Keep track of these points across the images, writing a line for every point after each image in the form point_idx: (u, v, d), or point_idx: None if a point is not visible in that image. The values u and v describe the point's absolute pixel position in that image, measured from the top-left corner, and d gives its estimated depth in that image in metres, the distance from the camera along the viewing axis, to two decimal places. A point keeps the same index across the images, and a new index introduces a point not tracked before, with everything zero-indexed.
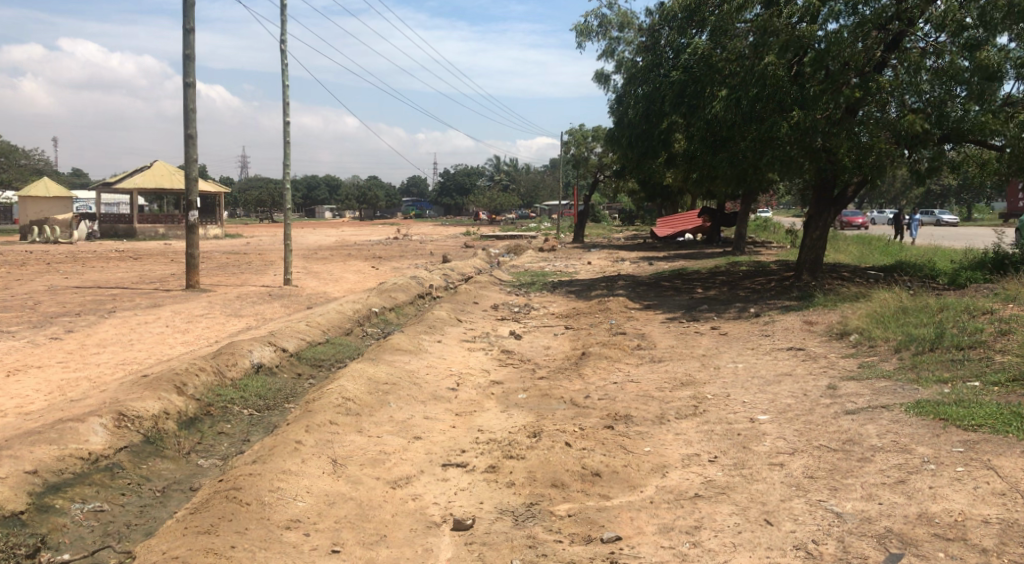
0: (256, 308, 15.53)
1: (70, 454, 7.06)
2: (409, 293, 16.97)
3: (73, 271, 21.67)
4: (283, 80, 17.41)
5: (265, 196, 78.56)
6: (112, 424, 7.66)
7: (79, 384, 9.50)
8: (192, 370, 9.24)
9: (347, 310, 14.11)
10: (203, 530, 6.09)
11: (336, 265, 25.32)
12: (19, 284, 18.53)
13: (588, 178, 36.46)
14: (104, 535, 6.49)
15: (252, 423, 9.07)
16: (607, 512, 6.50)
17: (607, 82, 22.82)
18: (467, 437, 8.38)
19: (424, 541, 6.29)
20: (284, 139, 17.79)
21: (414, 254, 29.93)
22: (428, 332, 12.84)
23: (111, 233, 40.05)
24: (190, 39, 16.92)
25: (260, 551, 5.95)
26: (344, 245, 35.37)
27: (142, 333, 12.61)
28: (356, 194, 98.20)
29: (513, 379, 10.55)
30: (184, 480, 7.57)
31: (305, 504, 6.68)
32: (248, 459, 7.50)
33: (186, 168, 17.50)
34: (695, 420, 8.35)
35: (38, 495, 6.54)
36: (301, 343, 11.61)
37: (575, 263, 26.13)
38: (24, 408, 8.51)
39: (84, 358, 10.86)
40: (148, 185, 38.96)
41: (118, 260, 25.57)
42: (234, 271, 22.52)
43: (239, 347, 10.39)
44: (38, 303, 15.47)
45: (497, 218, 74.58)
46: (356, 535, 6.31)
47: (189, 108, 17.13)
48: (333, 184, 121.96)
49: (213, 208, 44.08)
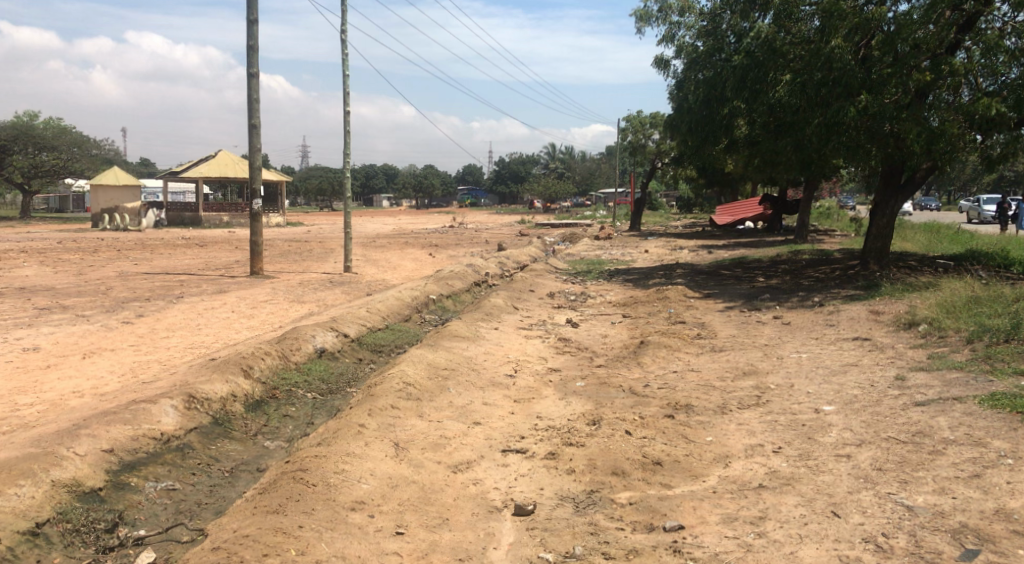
0: (317, 295, 15.77)
1: (144, 434, 7.29)
2: (466, 281, 17.12)
3: (144, 258, 22.33)
4: (344, 69, 17.66)
5: (325, 184, 79.87)
6: (183, 406, 7.92)
7: (150, 366, 9.82)
8: (258, 354, 9.50)
9: (405, 297, 14.26)
10: (272, 510, 6.21)
11: (395, 253, 25.64)
12: (93, 270, 19.22)
13: (646, 165, 36.09)
14: (177, 513, 6.69)
15: (315, 406, 9.27)
16: (669, 501, 6.46)
17: (667, 68, 22.51)
18: (527, 424, 8.41)
19: (486, 526, 6.34)
20: (345, 128, 18.06)
21: (470, 242, 30.08)
22: (485, 320, 12.92)
23: (177, 221, 41.09)
24: (254, 30, 17.24)
25: (327, 530, 6.03)
26: (401, 233, 35.84)
27: (209, 318, 12.94)
28: (413, 182, 98.95)
29: (571, 367, 10.57)
30: (252, 461, 7.78)
31: (369, 486, 6.78)
32: (313, 441, 7.66)
33: (250, 157, 17.88)
34: (759, 410, 8.23)
35: (115, 473, 6.77)
36: (361, 328, 11.81)
37: (633, 252, 25.96)
38: (99, 388, 8.83)
39: (155, 341, 11.21)
40: (213, 174, 39.86)
41: (184, 248, 26.16)
42: (297, 259, 22.91)
43: (302, 332, 10.62)
44: (110, 288, 15.98)
45: (553, 206, 74.35)
46: (419, 517, 6.40)
47: (253, 98, 17.48)
48: (390, 172, 122.86)
49: (276, 196, 45.12)
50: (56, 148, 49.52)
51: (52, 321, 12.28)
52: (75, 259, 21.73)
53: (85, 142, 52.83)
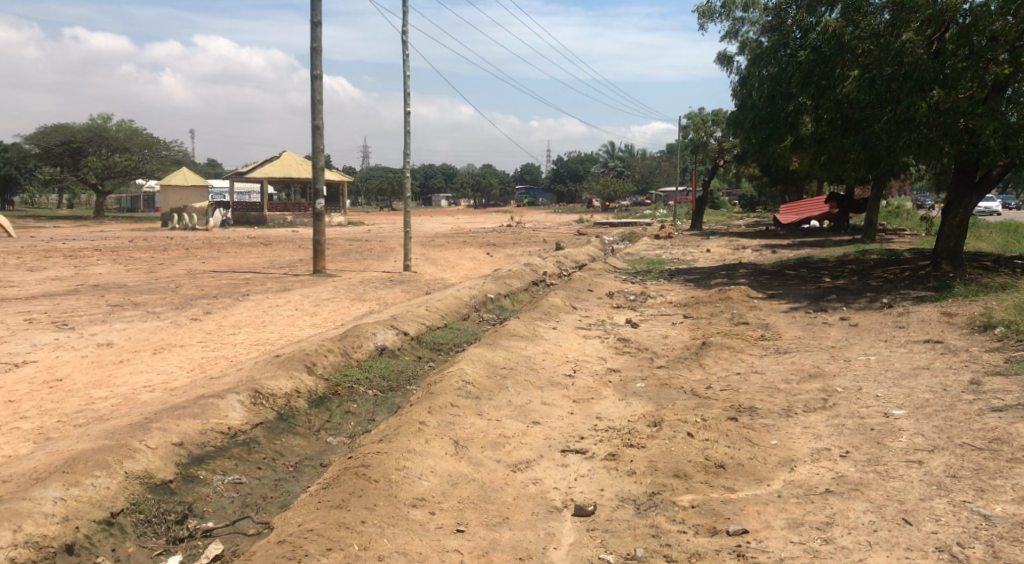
0: (377, 293, 15.95)
1: (212, 428, 7.47)
2: (524, 280, 17.12)
3: (211, 257, 22.90)
4: (405, 70, 17.84)
5: (385, 184, 80.80)
6: (249, 401, 8.10)
7: (217, 362, 10.05)
8: (321, 351, 9.65)
9: (464, 296, 14.32)
10: (335, 505, 6.29)
11: (453, 252, 25.80)
12: (162, 268, 19.79)
13: (707, 163, 35.62)
14: (244, 506, 6.84)
15: (376, 403, 9.38)
16: (732, 504, 6.36)
17: (730, 64, 22.16)
18: (586, 424, 8.37)
19: (546, 525, 6.32)
20: (405, 128, 18.24)
21: (529, 241, 30.12)
22: (543, 319, 12.90)
23: (243, 221, 42.06)
24: (317, 32, 17.52)
25: (389, 527, 6.09)
26: (460, 232, 36.10)
27: (274, 316, 13.21)
28: (472, 181, 99.46)
29: (631, 367, 10.49)
30: (315, 456, 7.91)
31: (429, 483, 6.83)
32: (375, 438, 7.75)
33: (313, 157, 18.18)
34: (825, 413, 8.05)
35: (184, 466, 6.94)
36: (420, 327, 11.90)
37: (694, 251, 25.66)
38: (169, 383, 9.09)
39: (222, 337, 11.48)
40: (277, 174, 40.68)
41: (249, 247, 26.77)
42: (358, 258, 23.24)
43: (363, 330, 10.75)
44: (178, 286, 16.42)
45: (612, 205, 73.88)
46: (480, 516, 6.42)
47: (316, 100, 17.76)
48: (449, 172, 123.63)
49: (338, 196, 45.83)
50: (128, 150, 51.11)
51: (124, 318, 12.68)
52: (146, 257, 22.38)
53: (156, 144, 54.39)
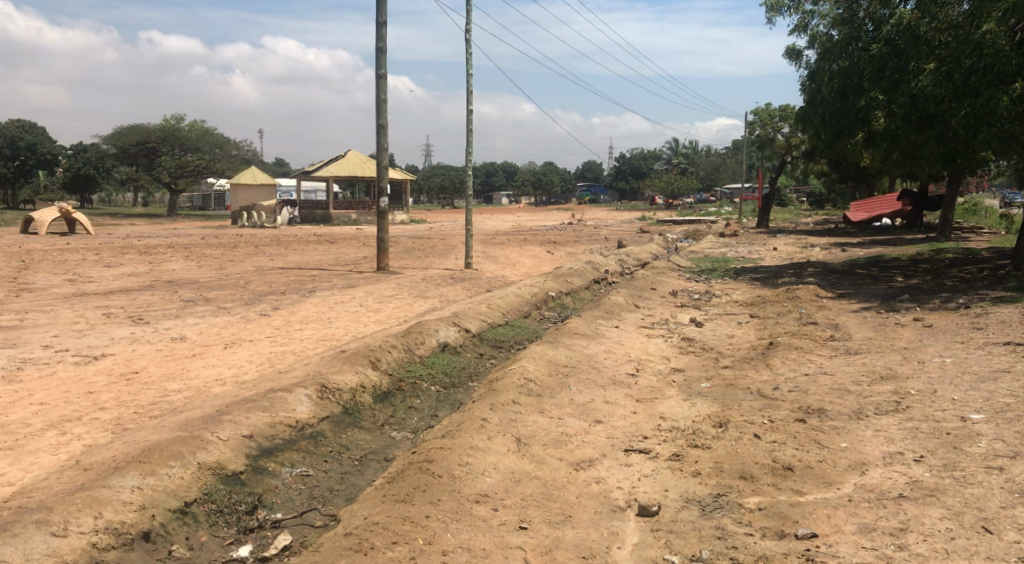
0: (440, 290, 16.07)
1: (280, 421, 7.63)
2: (586, 278, 17.06)
3: (278, 254, 23.41)
4: (468, 68, 17.93)
5: (447, 182, 81.40)
6: (316, 395, 8.24)
7: (285, 357, 10.27)
8: (385, 347, 9.78)
9: (525, 293, 14.33)
10: (400, 499, 6.37)
11: (515, 249, 25.85)
12: (232, 265, 20.30)
13: (773, 160, 34.94)
14: (311, 498, 6.97)
15: (439, 399, 9.46)
16: (800, 507, 6.22)
17: (799, 58, 21.69)
18: (650, 424, 8.29)
19: (609, 525, 6.29)
20: (468, 126, 18.34)
21: (590, 239, 29.99)
22: (606, 318, 12.83)
23: (309, 218, 42.86)
24: (383, 32, 17.73)
25: (453, 522, 6.13)
26: (520, 230, 36.15)
27: (339, 312, 13.43)
28: (533, 179, 99.49)
29: (696, 367, 10.35)
30: (379, 450, 8.01)
31: (492, 480, 6.86)
32: (438, 434, 7.82)
33: (377, 156, 18.41)
34: (898, 416, 7.82)
35: (254, 457, 7.11)
36: (482, 324, 11.96)
37: (760, 249, 25.22)
38: (239, 377, 9.32)
39: (289, 333, 11.71)
40: (342, 173, 41.33)
41: (315, 245, 27.27)
42: (420, 255, 23.46)
43: (426, 326, 10.86)
44: (248, 282, 16.81)
45: (675, 202, 73.00)
46: (543, 513, 6.41)
47: (381, 99, 17.99)
48: (511, 169, 123.81)
49: (401, 194, 46.36)
50: (200, 150, 52.55)
51: (197, 313, 13.05)
52: (217, 254, 22.98)
53: (226, 143, 55.83)
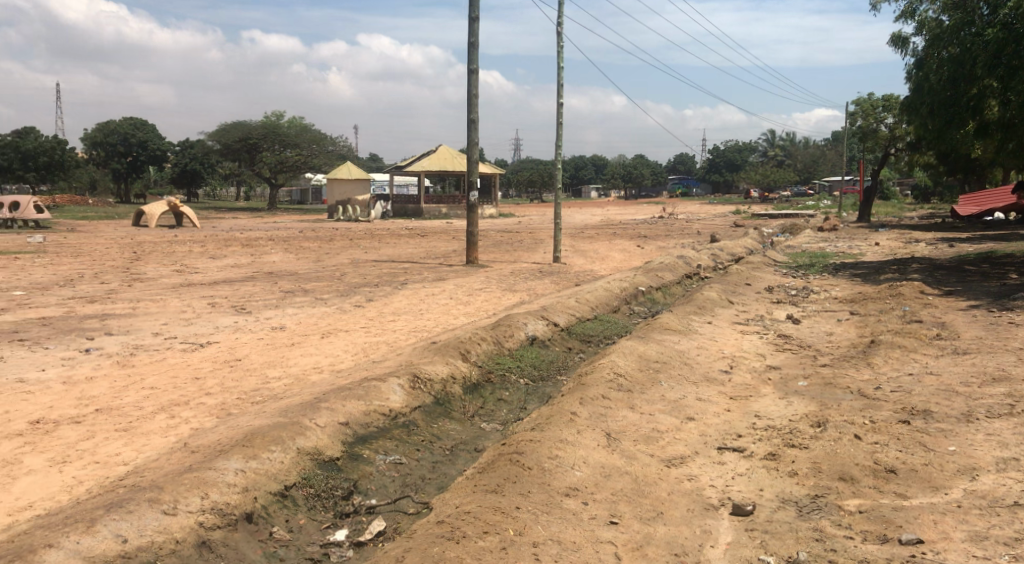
0: (528, 284, 16.12)
1: (374, 409, 7.79)
2: (677, 273, 16.80)
3: (371, 247, 23.93)
4: (559, 61, 17.90)
5: (536, 176, 81.53)
6: (409, 385, 8.39)
7: (379, 347, 10.49)
8: (475, 339, 9.88)
9: (615, 288, 14.24)
10: (491, 489, 6.42)
11: (604, 244, 25.68)
12: (328, 257, 20.86)
13: (876, 152, 33.64)
14: (404, 486, 7.10)
15: (528, 392, 9.50)
16: (905, 512, 5.98)
17: (905, 46, 20.80)
18: (744, 422, 8.11)
19: (702, 523, 6.19)
20: (559, 120, 18.31)
21: (681, 233, 29.52)
22: (698, 314, 12.62)
23: (401, 212, 43.64)
24: (475, 27, 17.87)
25: (543, 514, 6.14)
26: (610, 224, 35.88)
27: (430, 304, 13.63)
28: (623, 173, 98.63)
29: (792, 365, 10.08)
30: (470, 441, 8.10)
31: (582, 473, 6.84)
32: (528, 426, 7.84)
33: (468, 151, 18.58)
34: (1012, 420, 7.42)
35: (349, 444, 7.28)
36: (571, 318, 11.94)
37: (860, 244, 24.32)
38: (334, 366, 9.58)
39: (382, 324, 11.97)
40: (433, 167, 41.92)
41: (407, 238, 27.76)
42: (509, 249, 23.58)
43: (515, 319, 10.91)
44: (343, 274, 17.24)
45: (770, 195, 71.09)
46: (634, 509, 6.36)
47: (473, 94, 18.14)
48: (601, 163, 122.91)
49: (491, 188, 46.69)
50: (297, 146, 54.13)
51: (295, 303, 13.47)
52: (313, 247, 23.63)
53: (322, 139, 57.33)
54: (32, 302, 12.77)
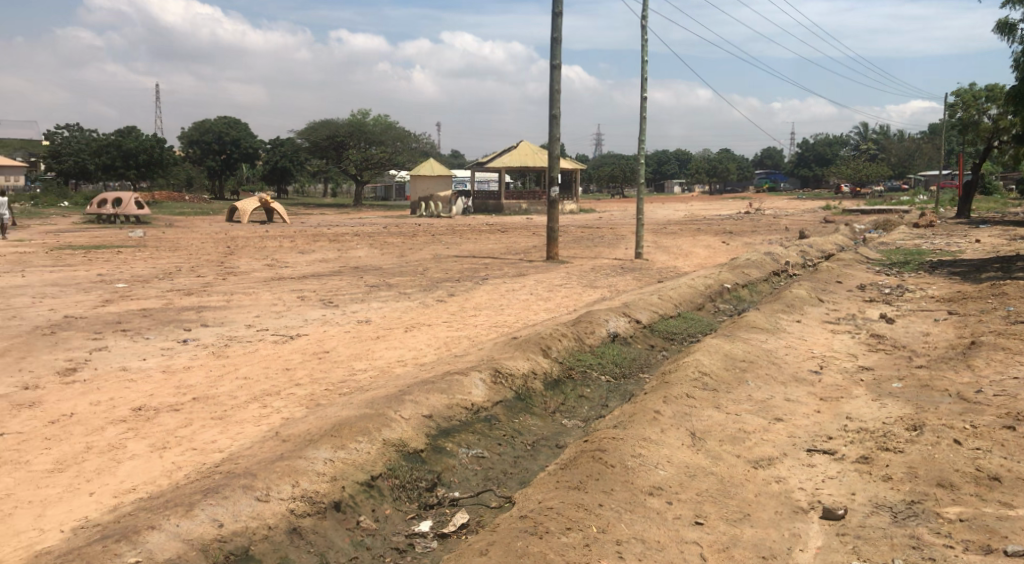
0: (610, 280, 16.01)
1: (457, 403, 7.87)
2: (764, 270, 16.41)
3: (453, 243, 24.17)
4: (643, 55, 17.69)
5: (618, 171, 80.92)
6: (490, 380, 8.45)
7: (461, 342, 10.59)
8: (556, 335, 9.87)
9: (699, 285, 14.01)
10: (574, 486, 6.40)
11: (687, 240, 25.29)
12: (411, 252, 21.17)
13: (977, 145, 32.11)
14: (486, 480, 7.15)
15: (610, 389, 9.44)
16: (1009, 522, 5.72)
17: (1011, 32, 19.77)
18: (835, 424, 7.88)
19: (791, 526, 6.04)
20: (642, 114, 18.12)
21: (768, 229, 28.83)
22: (786, 312, 12.31)
23: (482, 208, 43.93)
24: (558, 23, 17.83)
25: (627, 512, 6.09)
26: (694, 220, 35.30)
27: (511, 299, 13.68)
28: (707, 167, 96.94)
29: (886, 366, 9.73)
30: (551, 437, 8.10)
31: (666, 473, 6.75)
32: (610, 423, 7.79)
33: (550, 146, 18.57)
34: None
35: (433, 437, 7.37)
36: (654, 315, 11.81)
37: (960, 241, 23.28)
38: (418, 359, 9.71)
39: (464, 318, 12.08)
40: (514, 163, 42.05)
41: (488, 233, 27.93)
42: (590, 245, 23.48)
43: (596, 316, 10.86)
44: (426, 269, 17.45)
45: (862, 190, 68.73)
46: (720, 510, 6.25)
47: (555, 89, 18.10)
48: (685, 157, 121.01)
49: (572, 183, 46.55)
50: (382, 142, 55.04)
51: (379, 297, 13.72)
52: (397, 242, 24.00)
53: (406, 135, 58.15)
54: (134, 294, 13.36)
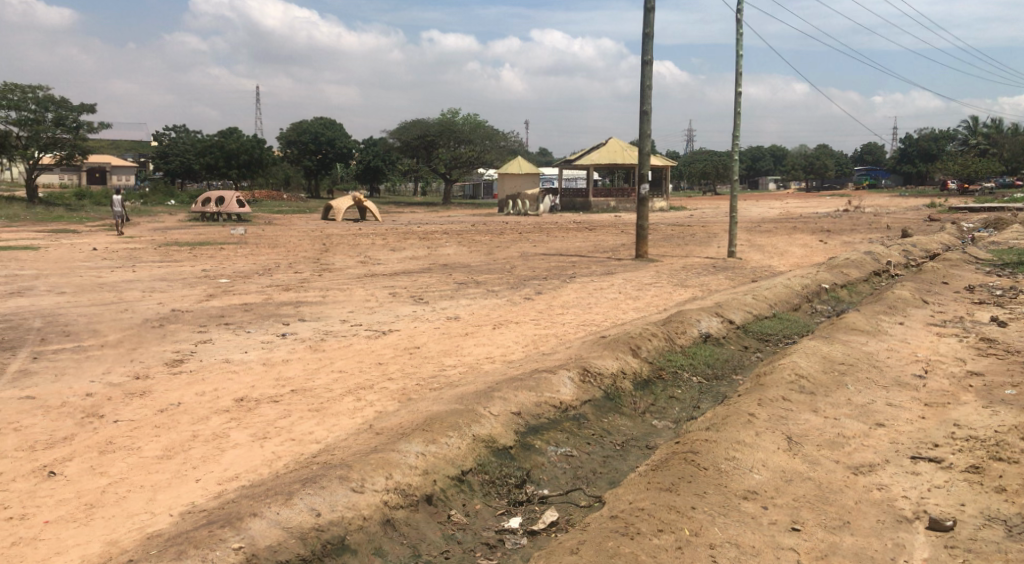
0: (701, 279, 15.73)
1: (546, 401, 7.87)
2: (864, 270, 15.82)
3: (541, 240, 24.19)
4: (737, 49, 17.31)
5: (709, 168, 79.45)
6: (579, 378, 8.42)
7: (549, 340, 10.58)
8: (646, 335, 9.76)
9: (795, 285, 13.62)
10: (665, 487, 6.31)
11: (782, 238, 24.64)
12: (499, 250, 21.29)
13: None
14: (575, 478, 7.13)
15: (701, 390, 9.27)
16: None
17: None
18: (942, 431, 7.53)
19: (895, 536, 5.80)
20: (736, 109, 17.73)
21: (868, 227, 27.79)
22: (888, 314, 11.83)
23: (570, 206, 43.83)
24: (650, 18, 17.62)
25: (720, 515, 5.97)
26: (788, 217, 34.34)
27: (600, 298, 13.59)
28: (803, 163, 94.13)
29: (998, 372, 9.23)
30: (641, 437, 8.02)
31: (761, 477, 6.59)
32: (702, 425, 7.65)
33: (640, 143, 18.36)
34: None
35: (522, 434, 7.39)
36: (747, 316, 11.55)
37: None
38: (506, 356, 9.76)
39: (552, 317, 12.07)
40: (603, 161, 41.79)
41: (576, 231, 27.86)
42: (680, 243, 23.12)
43: (687, 316, 10.69)
44: (514, 267, 17.53)
45: (970, 186, 65.47)
46: (818, 516, 6.05)
47: (646, 85, 17.89)
48: (779, 153, 117.80)
49: (662, 181, 45.93)
50: (471, 141, 55.53)
51: (468, 295, 13.85)
52: (486, 240, 24.18)
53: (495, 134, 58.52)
54: (235, 289, 13.88)
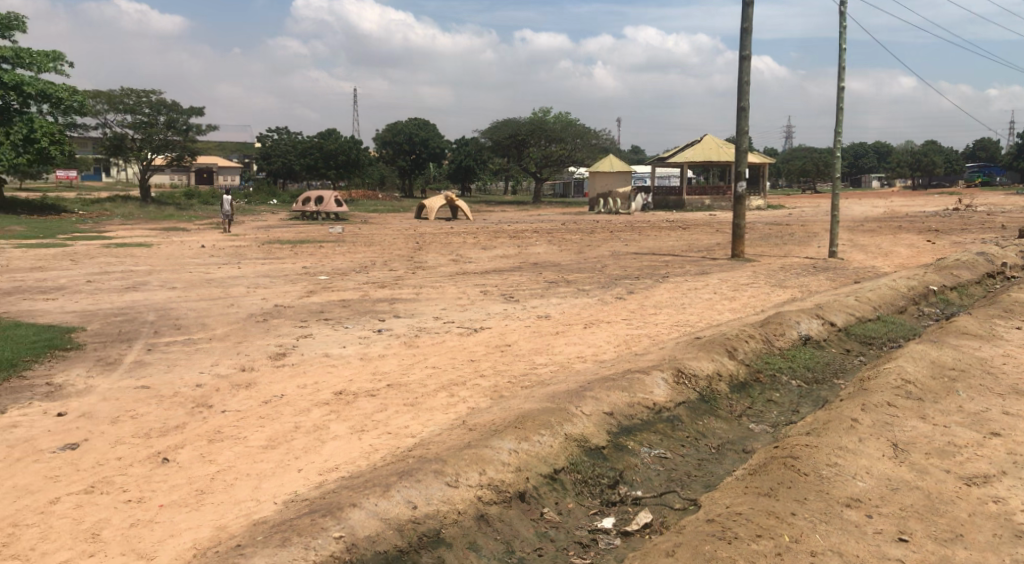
0: (800, 280, 15.27)
1: (639, 402, 7.80)
2: (976, 272, 15.04)
3: (634, 239, 23.96)
4: (841, 42, 16.74)
5: (808, 165, 77.05)
6: (673, 379, 8.30)
7: (642, 340, 10.47)
8: (742, 336, 9.55)
9: (901, 287, 13.07)
10: (764, 492, 6.16)
11: (886, 238, 23.70)
12: (591, 249, 21.23)
13: None
14: (669, 480, 7.04)
15: (800, 394, 9.00)
16: None
17: None
18: None
19: (1012, 552, 5.51)
20: (839, 104, 17.15)
21: (981, 226, 26.41)
22: (1004, 318, 11.21)
23: (663, 204, 43.28)
24: (749, 12, 17.22)
25: (821, 523, 5.78)
26: (893, 216, 33.00)
27: (695, 298, 13.36)
28: (909, 160, 90.23)
29: None
30: (737, 441, 7.85)
31: (866, 485, 6.35)
32: (802, 429, 7.43)
33: (737, 140, 17.97)
34: None
35: (614, 434, 7.34)
36: (850, 318, 11.15)
37: None
38: (599, 356, 9.70)
39: (646, 317, 11.93)
40: (697, 158, 41.09)
41: (669, 230, 27.49)
42: (778, 243, 22.52)
43: (786, 318, 10.40)
44: (607, 266, 17.43)
45: None
46: (927, 527, 5.80)
47: (744, 82, 17.50)
48: (883, 149, 113.27)
49: (759, 179, 44.80)
50: (563, 140, 55.50)
51: (560, 293, 13.84)
52: (578, 239, 24.12)
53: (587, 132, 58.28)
54: (333, 286, 14.28)
